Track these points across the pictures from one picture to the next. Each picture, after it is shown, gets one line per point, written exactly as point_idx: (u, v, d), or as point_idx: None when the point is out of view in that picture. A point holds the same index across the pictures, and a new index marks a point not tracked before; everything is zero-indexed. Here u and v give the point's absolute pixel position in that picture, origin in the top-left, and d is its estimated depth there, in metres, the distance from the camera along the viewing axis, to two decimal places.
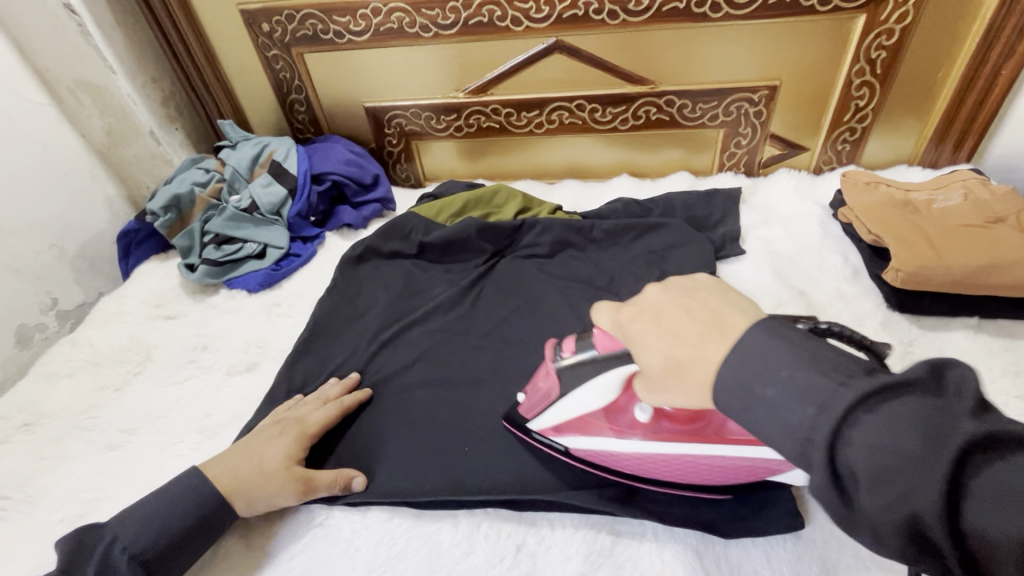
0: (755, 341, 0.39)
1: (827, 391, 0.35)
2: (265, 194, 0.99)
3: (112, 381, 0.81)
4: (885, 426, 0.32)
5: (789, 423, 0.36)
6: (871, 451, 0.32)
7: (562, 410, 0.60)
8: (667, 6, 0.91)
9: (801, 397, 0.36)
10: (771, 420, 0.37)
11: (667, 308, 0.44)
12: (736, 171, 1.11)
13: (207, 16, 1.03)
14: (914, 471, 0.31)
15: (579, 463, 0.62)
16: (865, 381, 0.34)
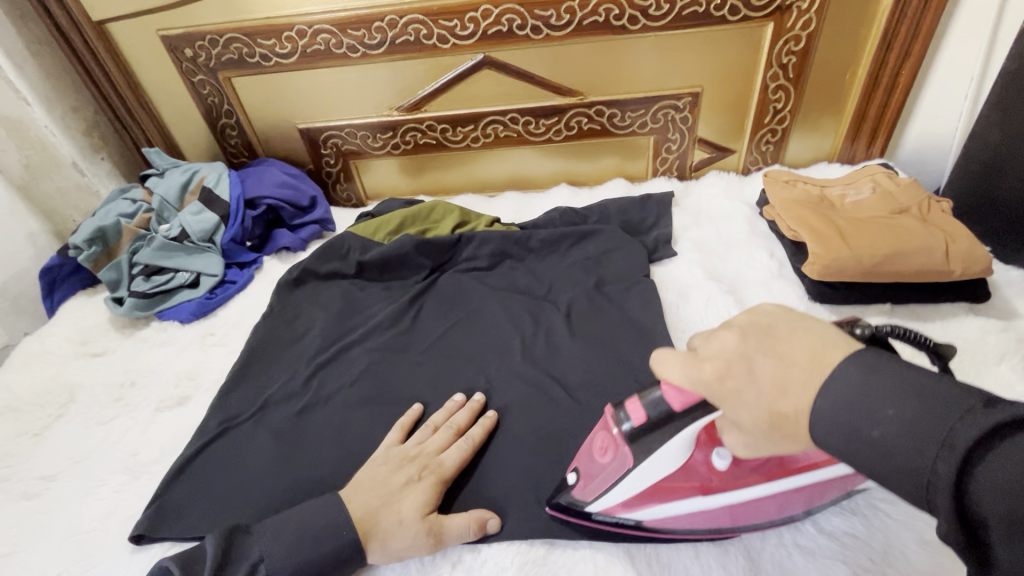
0: (846, 387, 0.36)
1: (941, 427, 0.32)
2: (196, 221, 0.97)
3: (31, 426, 0.77)
4: (1015, 467, 0.29)
5: (903, 463, 0.33)
6: (1000, 494, 0.29)
7: (634, 484, 0.52)
8: (587, 20, 0.94)
9: (909, 436, 0.33)
10: (881, 461, 0.34)
11: (757, 357, 0.40)
12: (670, 175, 1.14)
13: (126, 43, 1.01)
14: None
15: (636, 532, 0.56)
16: (985, 416, 0.31)
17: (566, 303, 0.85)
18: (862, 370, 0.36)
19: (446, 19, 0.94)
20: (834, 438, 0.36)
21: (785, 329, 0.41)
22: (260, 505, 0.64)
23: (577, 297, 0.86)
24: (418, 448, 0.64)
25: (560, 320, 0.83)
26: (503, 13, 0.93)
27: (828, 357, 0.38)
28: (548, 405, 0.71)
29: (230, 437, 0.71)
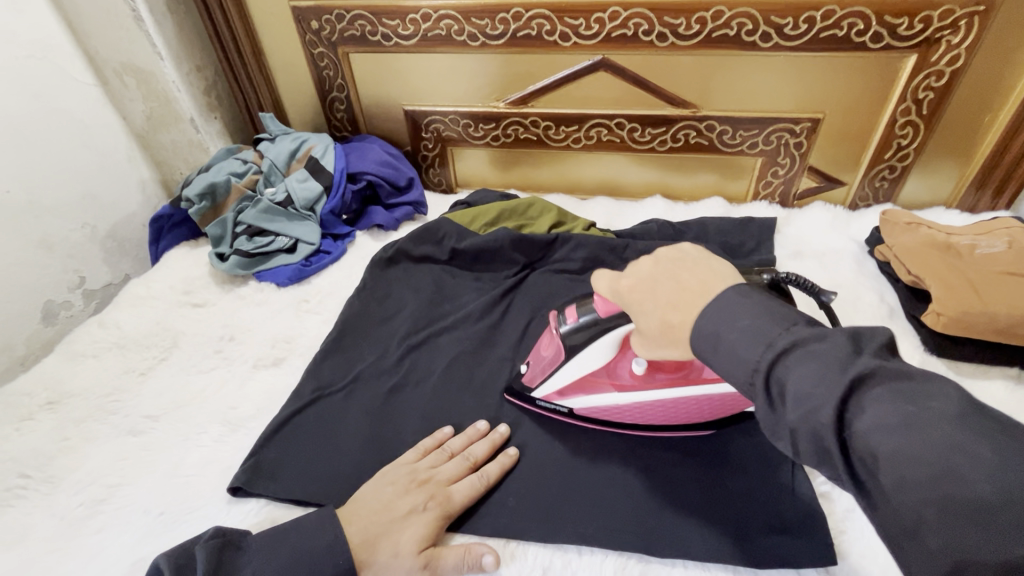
0: (715, 316, 0.43)
1: (772, 331, 0.40)
2: (301, 189, 1.00)
3: (137, 365, 0.81)
4: (891, 410, 0.34)
5: (742, 357, 0.40)
6: (886, 430, 0.33)
7: (568, 371, 0.66)
8: (717, 33, 0.91)
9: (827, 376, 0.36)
10: (731, 361, 0.41)
11: (661, 280, 0.48)
12: (771, 200, 1.10)
13: (257, 10, 1.04)
14: (831, 399, 0.35)
15: (580, 420, 0.68)
16: (865, 360, 0.36)
17: None
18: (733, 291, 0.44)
19: (572, 17, 0.93)
20: (703, 343, 0.43)
21: (701, 275, 0.46)
22: (352, 477, 0.65)
23: None
24: (429, 473, 0.61)
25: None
26: (631, 17, 0.91)
27: (717, 284, 0.45)
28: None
29: (325, 405, 0.73)
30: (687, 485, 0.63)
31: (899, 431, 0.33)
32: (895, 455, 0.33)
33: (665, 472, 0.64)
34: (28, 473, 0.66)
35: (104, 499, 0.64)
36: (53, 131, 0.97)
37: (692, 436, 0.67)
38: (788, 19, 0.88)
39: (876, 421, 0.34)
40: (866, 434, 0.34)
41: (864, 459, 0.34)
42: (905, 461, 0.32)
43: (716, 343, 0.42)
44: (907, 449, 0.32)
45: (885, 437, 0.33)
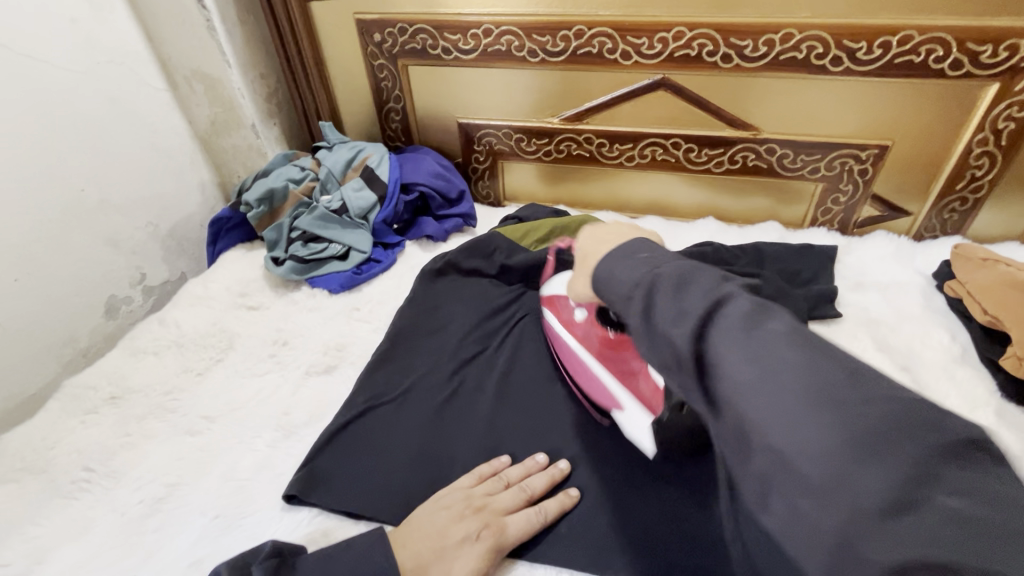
0: (623, 266, 0.47)
1: (662, 265, 0.44)
2: (357, 197, 1.01)
3: (195, 364, 0.83)
4: (737, 327, 0.37)
5: (628, 281, 0.46)
6: (729, 343, 0.37)
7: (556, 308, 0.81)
8: (785, 55, 0.89)
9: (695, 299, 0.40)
10: (619, 287, 0.47)
11: (613, 231, 0.58)
12: (830, 227, 1.07)
13: (323, 22, 1.07)
14: (686, 316, 0.39)
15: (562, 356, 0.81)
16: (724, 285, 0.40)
17: None
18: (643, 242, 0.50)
19: (635, 36, 0.92)
20: (611, 283, 0.48)
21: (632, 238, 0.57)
22: (401, 492, 0.65)
23: None
24: (485, 499, 0.60)
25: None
26: (696, 37, 0.90)
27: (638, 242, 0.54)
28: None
29: (376, 416, 0.73)
30: None
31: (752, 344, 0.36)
32: (758, 382, 0.35)
33: None
34: (92, 466, 0.68)
35: (163, 498, 0.65)
36: (125, 133, 1.01)
37: None
38: (861, 43, 0.85)
39: (721, 334, 0.37)
40: (712, 346, 0.38)
41: (734, 379, 0.36)
42: (752, 375, 0.35)
43: (613, 278, 0.47)
44: (757, 364, 0.35)
45: (728, 342, 0.37)
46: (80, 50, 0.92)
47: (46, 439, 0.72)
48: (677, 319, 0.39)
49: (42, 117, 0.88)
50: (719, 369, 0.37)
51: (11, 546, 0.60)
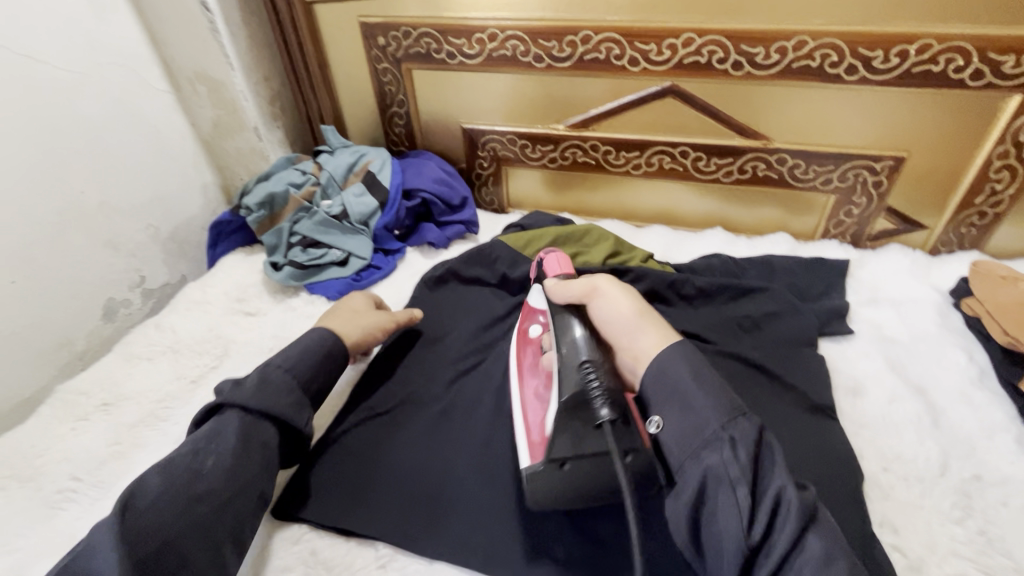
0: (708, 404, 0.55)
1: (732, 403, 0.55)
2: (358, 203, 1.00)
3: (189, 371, 0.81)
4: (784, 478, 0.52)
5: (703, 407, 0.55)
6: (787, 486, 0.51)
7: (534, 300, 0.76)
8: (797, 63, 0.86)
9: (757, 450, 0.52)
10: (696, 400, 0.56)
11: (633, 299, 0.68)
12: (842, 240, 1.04)
13: (327, 25, 1.06)
14: (775, 479, 0.51)
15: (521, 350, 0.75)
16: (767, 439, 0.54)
17: (723, 358, 0.79)
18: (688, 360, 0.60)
19: (643, 42, 0.90)
20: (708, 421, 0.54)
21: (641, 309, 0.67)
22: (393, 509, 0.63)
23: (740, 355, 0.78)
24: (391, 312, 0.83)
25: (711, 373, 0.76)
26: (705, 44, 0.88)
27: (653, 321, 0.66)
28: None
29: (370, 428, 0.71)
30: None
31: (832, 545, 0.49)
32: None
33: None
34: (80, 476, 0.67)
35: None
36: (126, 134, 1.00)
37: None
38: (877, 52, 0.82)
39: (781, 482, 0.51)
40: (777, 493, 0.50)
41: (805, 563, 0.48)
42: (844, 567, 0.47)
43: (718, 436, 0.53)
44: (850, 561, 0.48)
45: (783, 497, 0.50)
46: (82, 52, 0.91)
47: (35, 446, 0.71)
48: (755, 491, 0.51)
49: (42, 118, 0.87)
50: (798, 554, 0.48)
51: None
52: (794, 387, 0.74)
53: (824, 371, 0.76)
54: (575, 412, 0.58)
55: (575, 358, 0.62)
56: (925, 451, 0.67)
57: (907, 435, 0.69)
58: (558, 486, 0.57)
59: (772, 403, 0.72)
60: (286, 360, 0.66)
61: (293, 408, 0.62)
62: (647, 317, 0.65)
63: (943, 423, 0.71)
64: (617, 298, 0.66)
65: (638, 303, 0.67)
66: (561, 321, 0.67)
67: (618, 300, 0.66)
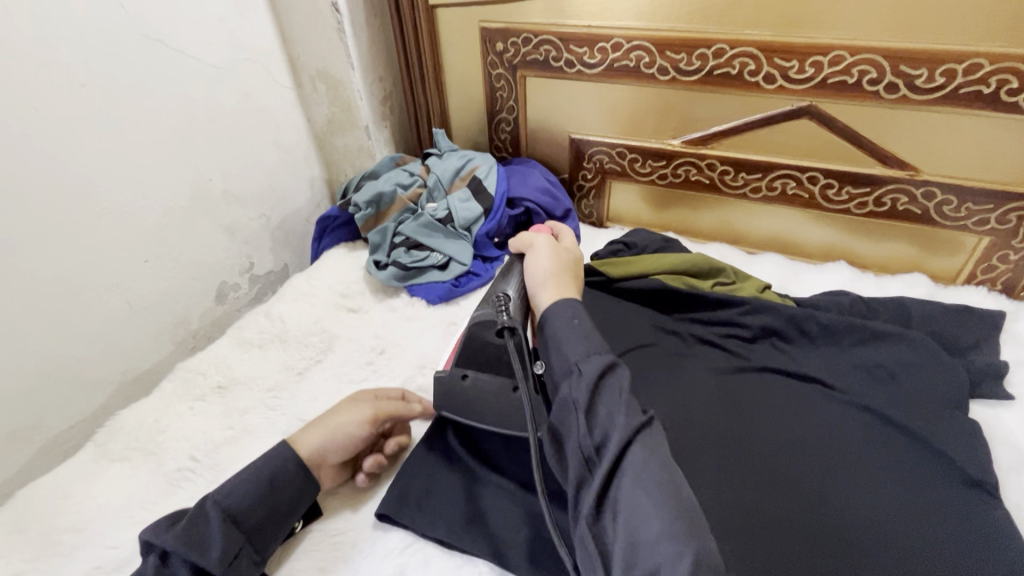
0: (573, 349, 0.59)
1: (602, 346, 0.59)
2: (463, 208, 0.99)
3: (296, 363, 0.83)
4: (613, 395, 0.55)
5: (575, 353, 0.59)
6: (615, 395, 0.55)
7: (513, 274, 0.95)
8: (967, 89, 0.77)
9: (593, 365, 0.57)
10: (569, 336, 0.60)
11: (574, 250, 0.81)
12: (991, 287, 0.92)
13: (447, 30, 1.07)
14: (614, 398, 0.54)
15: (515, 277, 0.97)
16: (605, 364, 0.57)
17: (856, 412, 0.71)
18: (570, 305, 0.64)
19: (784, 58, 0.83)
20: (549, 318, 0.64)
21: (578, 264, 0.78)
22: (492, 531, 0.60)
23: (877, 411, 0.70)
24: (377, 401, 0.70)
25: (874, 456, 0.66)
26: (857, 63, 0.80)
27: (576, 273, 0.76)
28: (817, 527, 0.59)
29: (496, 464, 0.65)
30: None
31: (611, 406, 0.54)
32: (620, 430, 0.51)
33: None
34: (198, 457, 0.69)
35: None
36: (251, 127, 1.05)
37: (888, 564, 0.56)
38: None
39: (615, 394, 0.55)
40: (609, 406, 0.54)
41: (574, 406, 0.55)
42: (634, 483, 0.49)
43: (551, 317, 0.64)
44: (607, 424, 0.52)
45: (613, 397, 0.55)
46: (224, 48, 0.96)
47: (158, 422, 0.74)
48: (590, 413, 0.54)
49: (183, 109, 0.93)
50: (569, 398, 0.55)
51: (121, 527, 0.62)
52: (945, 454, 0.65)
53: (979, 440, 0.67)
54: (478, 331, 0.71)
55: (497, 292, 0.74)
56: None
57: None
58: (457, 398, 0.67)
59: (944, 499, 0.62)
60: (225, 492, 0.56)
61: (218, 558, 0.52)
62: (556, 279, 0.71)
63: None
64: (540, 259, 0.74)
65: (555, 266, 0.73)
66: (501, 275, 0.79)
67: (541, 261, 0.74)
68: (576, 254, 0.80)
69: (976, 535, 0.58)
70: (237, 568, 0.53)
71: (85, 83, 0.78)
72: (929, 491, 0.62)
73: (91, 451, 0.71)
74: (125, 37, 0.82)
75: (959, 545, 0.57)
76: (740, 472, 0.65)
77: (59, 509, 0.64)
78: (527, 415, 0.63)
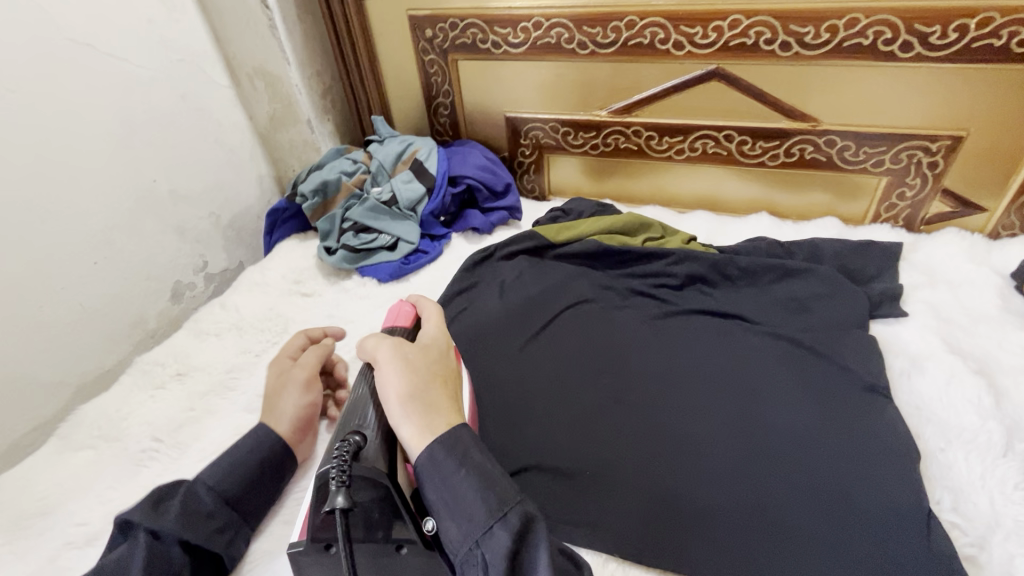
0: (484, 536, 0.44)
1: (505, 495, 0.46)
2: (406, 190, 1.03)
3: (253, 346, 0.87)
4: (537, 564, 0.44)
5: (473, 514, 0.45)
6: (541, 564, 0.44)
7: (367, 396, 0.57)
8: (849, 42, 0.85)
9: (495, 532, 0.44)
10: (463, 504, 0.46)
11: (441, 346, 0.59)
12: (894, 224, 1.01)
13: (377, 20, 1.11)
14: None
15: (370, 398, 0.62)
16: (511, 517, 0.45)
17: (770, 340, 0.78)
18: (484, 488, 0.46)
19: (688, 25, 0.90)
20: (428, 472, 0.48)
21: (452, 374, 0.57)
22: None
23: (789, 337, 0.78)
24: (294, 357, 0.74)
25: (785, 377, 0.73)
26: (752, 25, 0.87)
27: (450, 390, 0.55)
28: (723, 435, 0.67)
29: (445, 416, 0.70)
30: (767, 495, 0.61)
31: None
32: None
33: (748, 480, 0.62)
34: (160, 437, 0.72)
35: None
36: (191, 127, 1.07)
37: (784, 459, 0.64)
38: (934, 27, 0.80)
39: (535, 557, 0.44)
40: (532, 571, 0.44)
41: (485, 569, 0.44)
42: None
43: (427, 466, 0.48)
44: None
45: (533, 572, 0.43)
46: (155, 51, 0.98)
47: (118, 411, 0.77)
48: None
49: (119, 112, 0.94)
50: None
51: (89, 506, 0.65)
52: (846, 367, 0.73)
53: (876, 352, 0.75)
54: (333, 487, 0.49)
55: (351, 429, 0.53)
56: (986, 432, 0.66)
57: (967, 416, 0.68)
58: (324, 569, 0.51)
59: (843, 403, 0.69)
60: (212, 474, 0.59)
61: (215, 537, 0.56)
62: (420, 400, 0.51)
63: (1006, 405, 0.69)
64: (390, 374, 0.53)
65: (415, 380, 0.53)
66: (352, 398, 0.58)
67: (389, 362, 0.54)
68: (443, 346, 0.59)
69: (866, 426, 0.67)
70: (235, 544, 0.58)
71: (15, 90, 0.80)
72: (831, 397, 0.70)
73: (54, 444, 0.73)
74: (52, 43, 0.83)
75: (857, 441, 0.65)
76: (668, 405, 0.70)
77: (26, 497, 0.66)
78: (409, 546, 0.50)
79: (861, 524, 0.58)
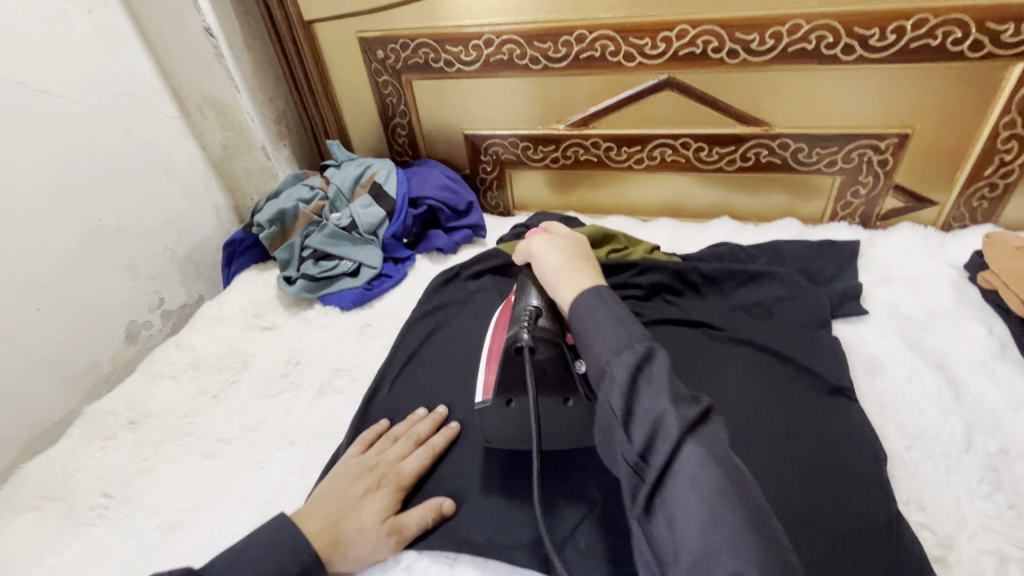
0: (613, 354, 0.50)
1: (630, 334, 0.52)
2: (365, 214, 1.02)
3: (210, 387, 0.83)
4: (655, 389, 0.47)
5: (602, 338, 0.52)
6: (657, 390, 0.47)
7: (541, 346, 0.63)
8: (794, 47, 0.86)
9: (615, 347, 0.51)
10: (594, 333, 0.53)
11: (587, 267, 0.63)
12: (851, 221, 1.03)
13: (327, 43, 1.10)
14: (661, 397, 0.46)
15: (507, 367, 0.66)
16: (630, 352, 0.50)
17: (737, 346, 0.78)
18: (614, 321, 0.53)
19: (637, 37, 0.91)
20: (573, 313, 0.57)
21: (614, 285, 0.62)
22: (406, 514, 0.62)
23: (754, 342, 0.78)
24: (378, 457, 0.65)
25: (755, 383, 0.72)
26: (699, 35, 0.88)
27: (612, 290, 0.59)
28: None
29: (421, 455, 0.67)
30: None
31: (651, 395, 0.47)
32: (671, 424, 0.45)
33: None
34: (111, 492, 0.69)
35: (178, 525, 0.64)
36: (140, 161, 1.03)
37: (763, 468, 0.63)
38: (873, 30, 0.82)
39: (653, 380, 0.48)
40: (650, 399, 0.47)
41: (607, 377, 0.50)
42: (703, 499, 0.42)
43: (575, 311, 0.57)
44: (653, 412, 0.46)
45: (651, 395, 0.47)
46: (93, 85, 0.94)
47: (66, 466, 0.73)
48: (632, 416, 0.48)
49: (59, 151, 0.90)
50: (608, 409, 0.50)
51: (33, 575, 0.61)
52: (810, 369, 0.73)
53: (839, 353, 0.76)
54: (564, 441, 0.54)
55: (567, 379, 0.57)
56: (948, 427, 0.67)
57: (929, 412, 0.69)
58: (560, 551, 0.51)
59: (812, 406, 0.69)
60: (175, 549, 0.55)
61: None
62: (582, 272, 0.61)
63: (965, 399, 0.70)
64: (570, 286, 0.60)
65: (583, 279, 0.60)
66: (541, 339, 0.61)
67: (553, 254, 0.65)
68: (580, 238, 0.70)
69: (835, 428, 0.67)
70: None
71: None
72: (797, 404, 0.70)
73: None
74: None
75: (833, 447, 0.65)
76: None
77: None
78: None
79: (840, 531, 0.57)
